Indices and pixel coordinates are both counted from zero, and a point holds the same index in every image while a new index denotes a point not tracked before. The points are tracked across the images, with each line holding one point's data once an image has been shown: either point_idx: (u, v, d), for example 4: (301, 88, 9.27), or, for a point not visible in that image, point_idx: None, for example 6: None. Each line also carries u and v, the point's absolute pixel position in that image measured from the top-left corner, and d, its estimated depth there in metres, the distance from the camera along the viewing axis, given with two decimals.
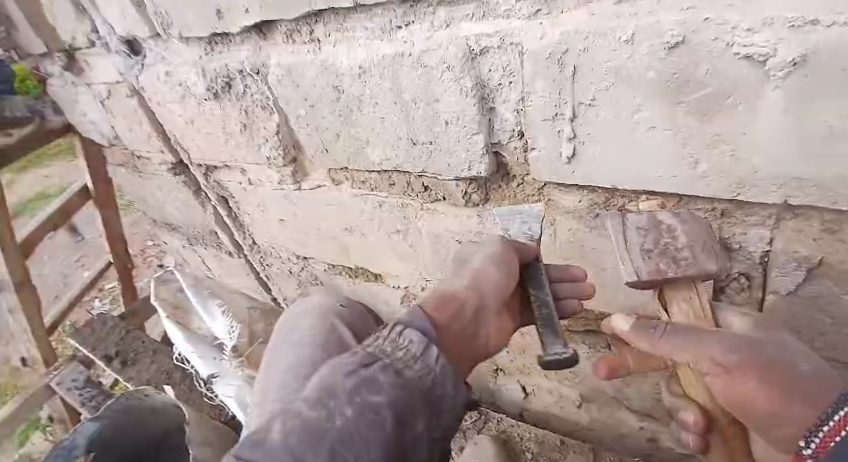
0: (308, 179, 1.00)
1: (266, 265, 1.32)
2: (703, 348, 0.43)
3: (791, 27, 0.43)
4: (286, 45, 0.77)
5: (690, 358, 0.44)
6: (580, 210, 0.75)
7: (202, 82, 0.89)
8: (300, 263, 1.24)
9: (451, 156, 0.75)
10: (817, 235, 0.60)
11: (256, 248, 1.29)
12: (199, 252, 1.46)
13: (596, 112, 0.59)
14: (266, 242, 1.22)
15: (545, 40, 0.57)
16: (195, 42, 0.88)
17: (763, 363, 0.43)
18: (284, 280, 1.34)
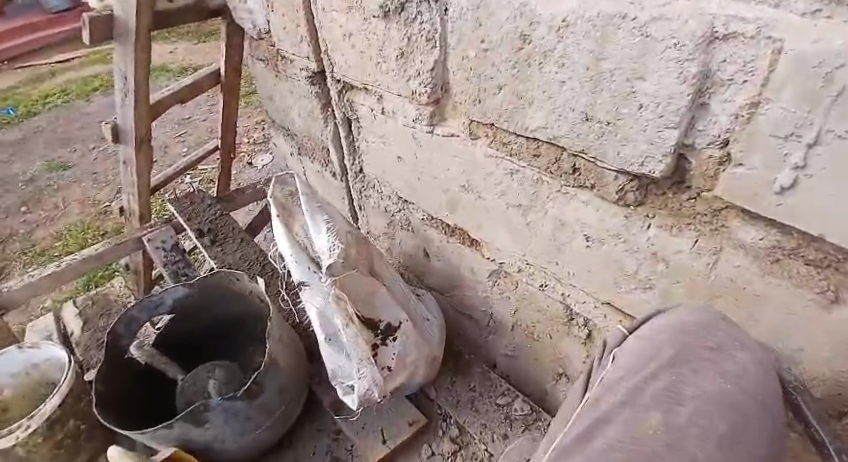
0: (443, 124, 0.93)
1: (364, 197, 1.29)
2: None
3: None
4: None
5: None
6: (755, 250, 0.64)
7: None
8: (399, 205, 1.20)
9: (625, 145, 0.65)
10: None
11: (361, 177, 1.26)
12: (303, 164, 1.46)
13: (845, 146, 0.46)
14: (374, 175, 1.19)
15: (822, 44, 0.44)
16: None
17: None
18: (375, 216, 1.31)
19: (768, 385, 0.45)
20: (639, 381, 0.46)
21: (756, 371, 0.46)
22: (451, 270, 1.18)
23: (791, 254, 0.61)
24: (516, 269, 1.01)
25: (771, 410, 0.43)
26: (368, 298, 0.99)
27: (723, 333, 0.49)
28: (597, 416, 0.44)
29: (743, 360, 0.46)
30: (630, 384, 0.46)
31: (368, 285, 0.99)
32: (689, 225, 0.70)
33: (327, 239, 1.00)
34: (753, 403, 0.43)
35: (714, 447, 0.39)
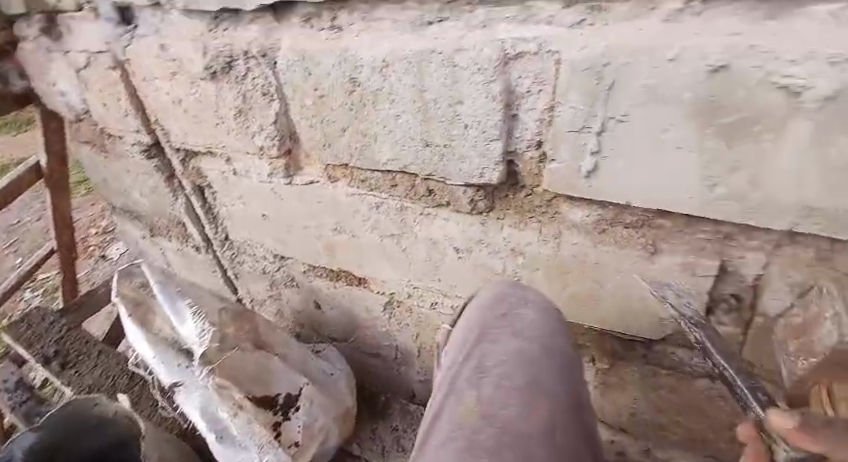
0: (301, 173, 0.95)
1: (238, 263, 1.25)
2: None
3: (832, 62, 0.44)
4: (303, 28, 0.75)
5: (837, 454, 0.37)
6: (587, 225, 0.78)
7: (200, 58, 0.84)
8: (276, 263, 1.19)
9: (463, 162, 0.74)
10: (812, 263, 0.65)
11: (228, 244, 1.22)
12: (160, 245, 1.37)
13: (625, 127, 0.58)
14: (242, 239, 1.17)
15: (588, 50, 0.55)
16: (198, 15, 0.83)
17: None
18: (254, 281, 1.28)
19: (551, 329, 0.52)
20: (456, 372, 0.48)
21: (539, 320, 0.53)
22: (345, 314, 1.19)
23: (613, 223, 0.76)
24: (405, 296, 1.05)
25: (556, 348, 0.50)
26: (258, 374, 0.95)
27: (513, 297, 0.56)
28: (429, 419, 0.45)
29: (528, 316, 0.53)
30: (450, 378, 0.48)
31: (256, 362, 0.96)
32: (533, 217, 0.81)
33: (194, 324, 0.99)
34: (539, 348, 0.49)
35: (518, 402, 0.42)
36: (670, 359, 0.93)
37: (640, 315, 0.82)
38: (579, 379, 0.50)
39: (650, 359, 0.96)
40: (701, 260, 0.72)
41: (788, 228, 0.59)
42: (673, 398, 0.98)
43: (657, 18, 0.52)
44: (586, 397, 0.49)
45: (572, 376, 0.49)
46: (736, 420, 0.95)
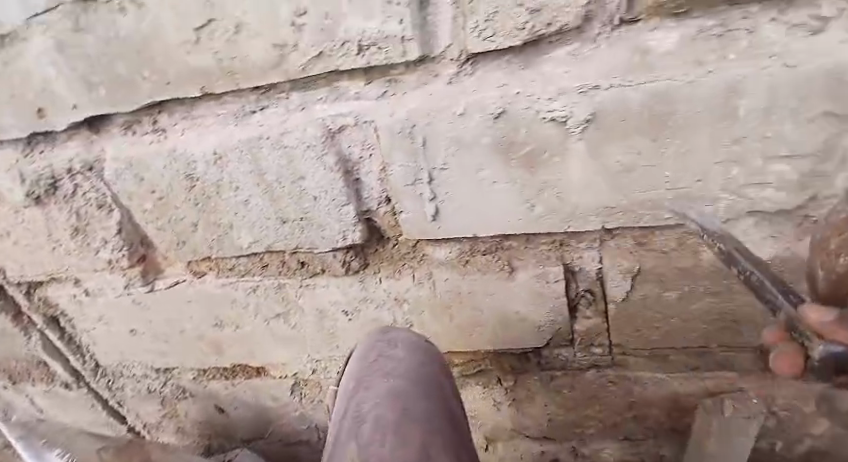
0: (162, 276, 0.95)
1: (116, 389, 1.18)
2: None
3: (582, 91, 0.56)
4: (124, 137, 0.75)
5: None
6: (451, 260, 0.86)
7: (20, 187, 0.81)
8: (161, 378, 1.14)
9: (324, 229, 0.79)
10: (634, 249, 0.78)
11: (101, 371, 1.15)
12: (24, 391, 1.23)
13: (448, 173, 0.67)
14: (115, 361, 1.11)
15: (395, 116, 0.62)
16: (8, 144, 0.79)
17: None
18: (140, 402, 1.20)
19: (419, 362, 0.57)
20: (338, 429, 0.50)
21: (407, 357, 0.58)
22: (253, 407, 1.15)
23: (472, 252, 0.85)
24: (310, 372, 1.05)
25: (424, 377, 0.55)
26: None
27: (382, 342, 0.61)
28: None
29: (397, 356, 0.58)
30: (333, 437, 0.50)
31: None
32: (404, 265, 0.87)
33: None
34: (409, 383, 0.53)
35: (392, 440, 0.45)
36: (560, 360, 1.03)
37: (520, 324, 0.92)
38: (450, 399, 0.55)
39: (545, 367, 1.05)
40: (550, 269, 0.83)
41: (602, 225, 0.71)
42: (576, 394, 1.09)
43: (443, 80, 0.59)
44: (459, 414, 0.54)
45: (443, 398, 0.54)
46: (629, 397, 1.07)
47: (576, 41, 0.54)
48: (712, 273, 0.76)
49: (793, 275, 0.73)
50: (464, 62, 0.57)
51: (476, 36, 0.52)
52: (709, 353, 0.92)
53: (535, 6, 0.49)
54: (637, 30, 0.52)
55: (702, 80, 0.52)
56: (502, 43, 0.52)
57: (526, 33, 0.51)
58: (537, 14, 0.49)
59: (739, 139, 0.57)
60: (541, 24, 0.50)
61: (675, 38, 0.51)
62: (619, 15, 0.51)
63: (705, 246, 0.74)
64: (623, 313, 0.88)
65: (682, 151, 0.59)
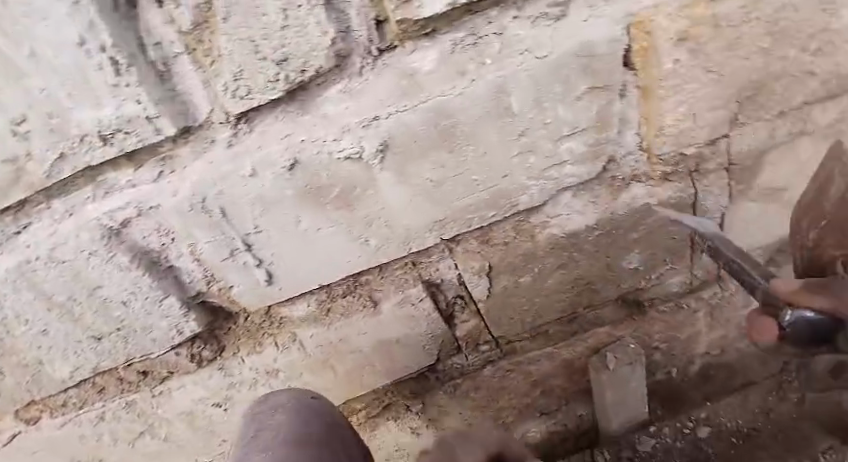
0: None
1: None
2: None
3: (364, 126, 0.55)
4: None
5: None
6: (311, 314, 0.81)
7: None
8: None
9: (152, 330, 0.73)
10: (480, 248, 0.80)
11: None
12: None
13: (265, 235, 0.63)
14: None
15: (179, 195, 0.57)
16: None
17: None
18: None
19: (300, 416, 0.60)
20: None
21: (288, 416, 0.60)
22: None
23: (332, 298, 0.81)
24: None
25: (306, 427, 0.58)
26: None
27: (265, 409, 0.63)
28: None
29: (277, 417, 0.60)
30: None
31: None
32: (264, 335, 0.83)
33: None
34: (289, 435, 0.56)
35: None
36: (457, 369, 1.03)
37: (397, 349, 0.89)
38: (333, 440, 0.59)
39: (445, 379, 1.04)
40: (410, 291, 0.82)
41: (440, 237, 0.72)
42: (481, 394, 1.08)
43: (220, 145, 0.54)
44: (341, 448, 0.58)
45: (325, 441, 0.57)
46: (530, 378, 1.08)
47: (343, 77, 0.52)
48: (553, 249, 0.80)
49: (615, 229, 0.78)
50: (238, 121, 0.53)
51: (230, 97, 0.49)
52: (580, 317, 0.95)
53: (279, 58, 0.46)
54: (399, 55, 0.51)
55: (468, 91, 0.54)
56: (259, 99, 0.49)
57: (283, 83, 0.49)
58: (286, 64, 0.47)
59: (524, 132, 0.60)
60: (294, 72, 0.48)
61: (434, 56, 0.52)
62: (374, 46, 0.50)
63: (539, 227, 0.77)
64: (492, 308, 0.89)
65: (479, 155, 0.61)
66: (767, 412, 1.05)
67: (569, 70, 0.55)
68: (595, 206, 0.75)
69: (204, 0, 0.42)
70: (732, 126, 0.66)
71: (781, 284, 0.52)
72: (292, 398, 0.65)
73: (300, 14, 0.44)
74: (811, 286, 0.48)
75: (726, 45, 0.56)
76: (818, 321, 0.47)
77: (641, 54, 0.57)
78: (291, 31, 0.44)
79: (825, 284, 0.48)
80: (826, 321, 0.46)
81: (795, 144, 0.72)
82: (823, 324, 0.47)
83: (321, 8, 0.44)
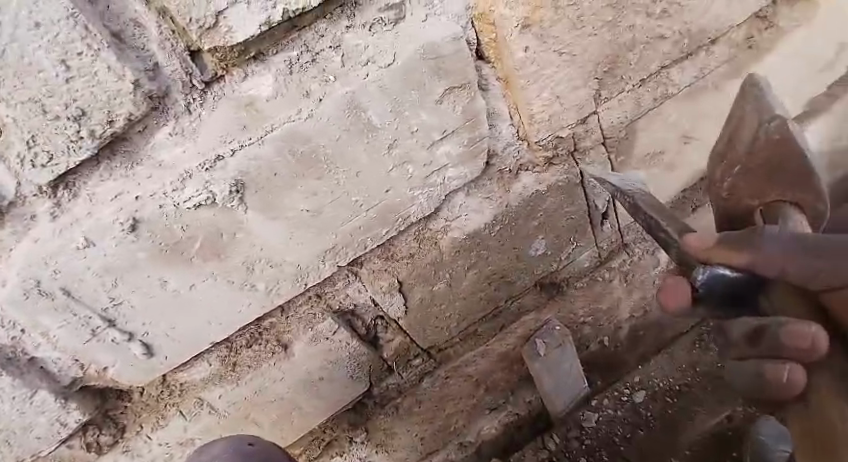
0: None
1: None
2: (798, 253, 0.32)
3: (207, 169, 0.49)
4: None
5: (796, 268, 0.32)
6: (215, 373, 0.74)
7: None
8: None
9: (31, 430, 0.63)
10: (384, 266, 0.73)
11: None
12: None
13: (126, 304, 0.58)
14: None
15: (11, 282, 0.50)
16: None
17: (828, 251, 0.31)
18: None
19: None
20: None
21: None
22: None
23: (236, 350, 0.74)
24: None
25: None
26: None
27: None
28: None
29: None
30: None
31: None
32: (166, 407, 0.75)
33: None
34: None
35: None
36: (394, 389, 0.94)
37: (319, 386, 0.81)
38: None
39: (383, 401, 0.95)
40: (318, 325, 0.75)
41: (337, 265, 0.65)
42: (425, 408, 0.98)
43: (43, 218, 0.47)
44: None
45: None
46: (471, 379, 1.00)
47: (169, 119, 0.46)
48: (459, 252, 0.74)
49: (514, 220, 0.74)
50: (57, 189, 0.46)
51: (30, 167, 0.43)
52: (503, 309, 0.93)
53: (75, 114, 0.41)
54: (230, 86, 0.47)
55: (316, 113, 0.50)
56: (68, 163, 0.44)
57: (90, 140, 0.43)
58: (85, 119, 0.42)
59: (394, 143, 0.56)
60: (99, 125, 0.43)
61: (270, 80, 0.48)
62: (196, 78, 0.46)
63: (441, 232, 0.72)
64: (415, 322, 0.81)
65: (353, 175, 0.57)
66: (696, 366, 1.04)
67: (421, 74, 0.52)
68: (491, 202, 0.72)
69: None
70: (598, 102, 0.67)
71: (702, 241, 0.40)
72: (229, 447, 0.47)
73: (84, 62, 0.39)
74: (727, 240, 0.36)
75: (571, 25, 0.57)
76: (735, 279, 0.44)
77: (492, 48, 0.58)
78: (79, 82, 0.40)
79: (740, 237, 0.35)
80: (744, 277, 0.43)
81: (661, 108, 0.74)
82: (740, 279, 0.44)
83: (107, 52, 0.39)
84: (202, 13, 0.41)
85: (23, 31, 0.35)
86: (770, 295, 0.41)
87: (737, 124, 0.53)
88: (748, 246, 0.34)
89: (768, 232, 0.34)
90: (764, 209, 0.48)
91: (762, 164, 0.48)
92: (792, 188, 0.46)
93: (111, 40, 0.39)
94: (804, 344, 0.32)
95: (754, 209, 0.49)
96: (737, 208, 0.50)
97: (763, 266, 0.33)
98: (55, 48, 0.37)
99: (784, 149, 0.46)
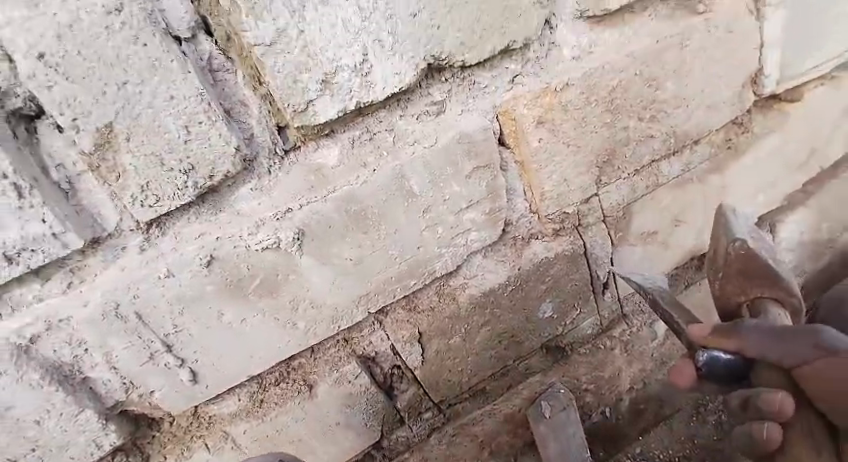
0: None
1: None
2: (770, 342, 0.48)
3: (278, 218, 0.60)
4: None
5: (773, 352, 0.48)
6: (242, 408, 0.77)
7: None
8: None
9: (66, 449, 0.65)
10: (408, 316, 0.82)
11: None
12: None
13: (186, 333, 0.64)
14: None
15: (91, 305, 0.56)
16: None
17: (792, 334, 0.47)
18: None
19: None
20: None
21: None
22: None
23: (264, 387, 0.78)
24: None
25: None
26: None
27: None
28: None
29: None
30: None
31: None
32: (193, 438, 0.77)
33: None
34: None
35: None
36: (403, 442, 0.97)
37: (335, 428, 0.83)
38: None
39: (392, 454, 0.97)
40: (345, 367, 0.80)
41: (367, 313, 0.74)
42: None
43: (133, 251, 0.57)
44: None
45: None
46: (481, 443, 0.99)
47: (253, 177, 0.59)
48: (474, 308, 0.83)
49: (526, 281, 0.83)
50: (150, 227, 0.57)
51: (138, 206, 0.53)
52: (512, 369, 0.99)
53: (187, 168, 0.52)
54: (304, 154, 0.60)
55: (373, 179, 0.62)
56: (170, 205, 0.54)
57: (192, 190, 0.54)
58: (193, 173, 0.53)
59: (428, 208, 0.68)
60: (202, 179, 0.54)
61: (336, 152, 0.61)
62: (279, 147, 0.58)
63: (459, 289, 0.81)
64: (430, 374, 0.88)
65: (391, 232, 0.67)
66: (693, 439, 1.06)
67: (455, 155, 0.65)
68: (505, 264, 0.81)
69: (105, 124, 0.47)
70: (599, 186, 0.79)
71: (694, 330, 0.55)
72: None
73: (202, 129, 0.51)
74: (717, 330, 0.53)
75: (577, 124, 0.70)
76: (729, 360, 0.54)
77: (513, 138, 0.70)
78: (194, 144, 0.51)
79: (728, 327, 0.52)
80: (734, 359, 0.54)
81: (655, 194, 0.86)
82: (734, 360, 0.54)
83: (221, 123, 0.51)
84: (298, 100, 0.54)
85: (160, 101, 0.47)
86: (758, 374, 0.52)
87: (715, 241, 0.67)
88: (736, 335, 0.51)
89: (747, 326, 0.51)
90: (749, 303, 0.63)
91: (738, 273, 0.62)
92: (767, 287, 0.61)
93: (223, 114, 0.52)
94: (776, 408, 0.45)
95: (741, 304, 0.64)
96: (729, 302, 0.65)
97: (747, 350, 0.50)
98: (182, 117, 0.49)
99: (754, 261, 0.60)
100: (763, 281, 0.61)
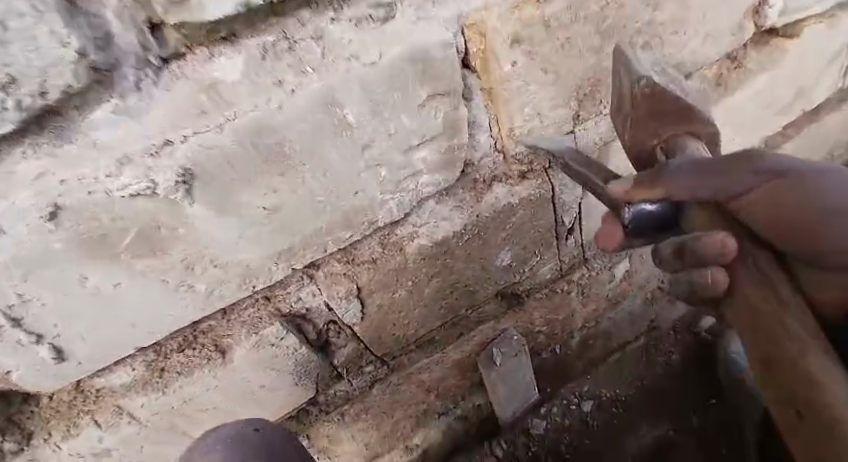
0: None
1: None
2: (704, 177, 0.47)
3: (151, 154, 0.45)
4: None
5: (702, 191, 0.47)
6: (137, 379, 0.69)
7: None
8: None
9: None
10: (345, 267, 0.71)
11: None
12: None
13: (38, 302, 0.48)
14: None
15: None
16: None
17: (732, 164, 0.46)
18: None
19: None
20: None
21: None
22: None
23: (166, 355, 0.70)
24: None
25: None
26: None
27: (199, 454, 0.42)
28: None
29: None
30: None
31: None
32: (80, 412, 0.67)
33: None
34: None
35: None
36: (342, 396, 0.92)
37: (253, 391, 0.77)
38: None
39: (330, 408, 0.92)
40: (264, 332, 0.72)
41: (290, 267, 0.63)
42: (371, 415, 0.95)
43: None
44: None
45: None
46: (425, 386, 0.99)
47: (114, 94, 0.41)
48: (424, 260, 0.73)
49: (483, 230, 0.73)
50: None
51: None
52: (462, 317, 0.90)
53: (3, 80, 0.34)
54: (192, 66, 0.43)
55: (288, 103, 0.48)
56: None
57: (14, 112, 0.37)
58: (14, 88, 0.35)
59: (370, 144, 0.54)
60: (30, 97, 0.36)
61: (240, 65, 0.44)
62: (152, 54, 0.41)
63: (407, 239, 0.71)
64: (372, 326, 0.79)
65: (318, 174, 0.54)
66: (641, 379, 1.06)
67: (405, 76, 0.51)
68: (463, 210, 0.70)
69: None
70: (575, 123, 0.67)
71: (616, 186, 0.53)
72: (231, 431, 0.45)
73: (27, 25, 0.33)
74: (642, 181, 0.50)
75: (558, 46, 0.58)
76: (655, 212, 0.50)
77: (481, 59, 0.56)
78: (16, 47, 0.33)
79: (654, 173, 0.50)
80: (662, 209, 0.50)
81: None
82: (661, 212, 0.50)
83: (56, 16, 0.34)
84: None
85: None
86: (689, 218, 0.49)
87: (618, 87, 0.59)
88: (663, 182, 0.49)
89: (672, 169, 0.49)
90: (663, 145, 0.56)
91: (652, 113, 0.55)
92: (680, 123, 0.56)
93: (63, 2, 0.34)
94: (719, 248, 0.43)
95: (654, 148, 0.57)
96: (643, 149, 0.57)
97: (677, 194, 0.48)
98: None
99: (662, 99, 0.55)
100: (673, 121, 0.56)
